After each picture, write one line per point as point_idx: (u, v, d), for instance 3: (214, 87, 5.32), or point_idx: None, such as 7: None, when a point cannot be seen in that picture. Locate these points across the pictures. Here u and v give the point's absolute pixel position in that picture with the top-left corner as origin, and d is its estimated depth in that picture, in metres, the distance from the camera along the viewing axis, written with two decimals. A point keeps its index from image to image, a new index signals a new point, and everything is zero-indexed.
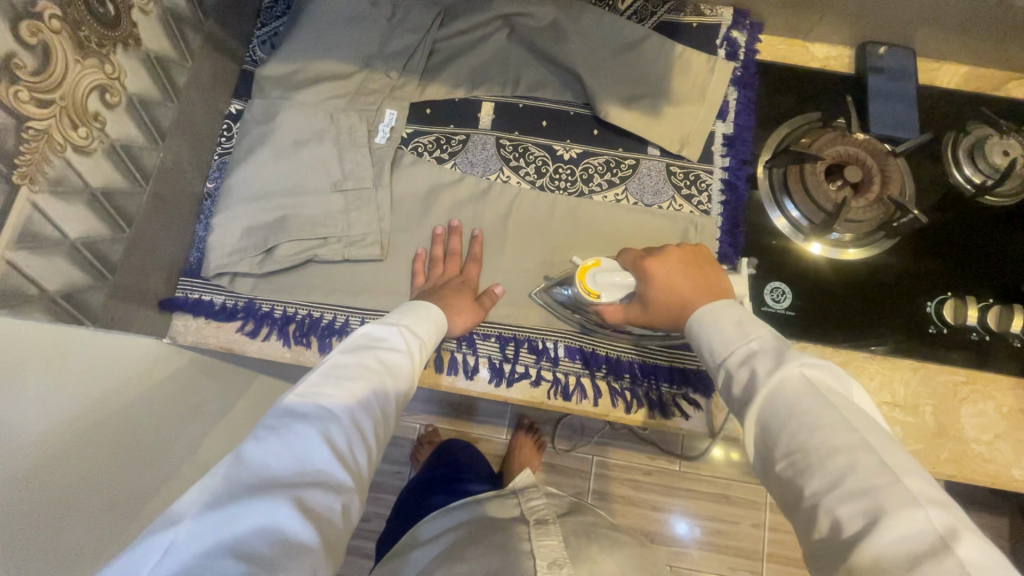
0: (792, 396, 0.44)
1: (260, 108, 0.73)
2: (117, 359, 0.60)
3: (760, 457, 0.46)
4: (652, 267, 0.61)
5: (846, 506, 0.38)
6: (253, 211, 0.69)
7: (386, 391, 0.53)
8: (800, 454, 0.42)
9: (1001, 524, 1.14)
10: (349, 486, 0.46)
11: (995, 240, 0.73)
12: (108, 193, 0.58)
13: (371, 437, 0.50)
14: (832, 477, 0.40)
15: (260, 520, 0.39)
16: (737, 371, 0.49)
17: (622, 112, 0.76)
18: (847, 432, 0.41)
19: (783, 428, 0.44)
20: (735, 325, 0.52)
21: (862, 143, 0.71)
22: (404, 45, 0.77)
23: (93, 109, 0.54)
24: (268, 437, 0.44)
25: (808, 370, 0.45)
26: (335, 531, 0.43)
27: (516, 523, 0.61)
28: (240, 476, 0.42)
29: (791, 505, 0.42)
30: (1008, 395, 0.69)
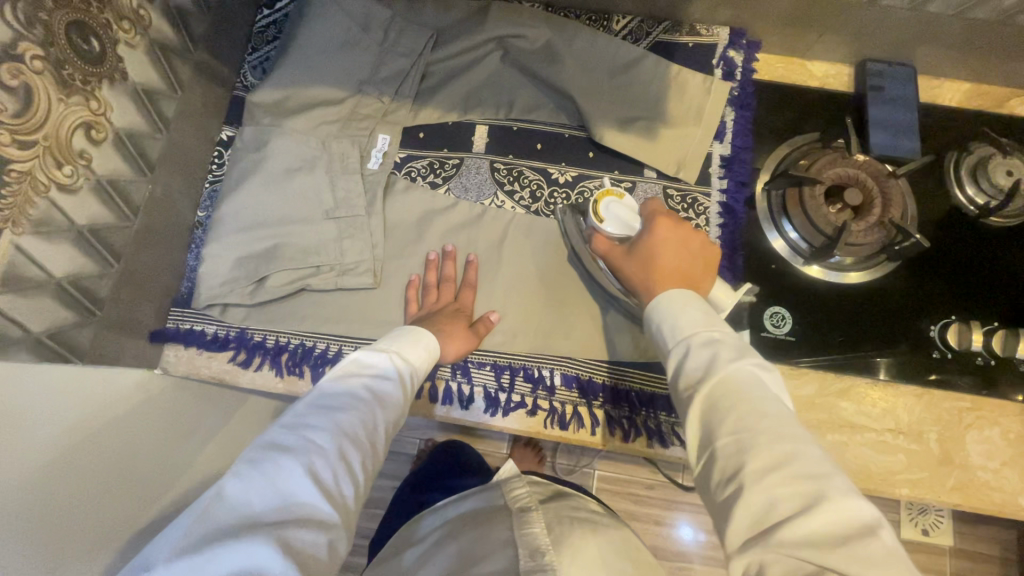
0: (744, 382, 0.43)
1: (251, 136, 0.72)
2: (106, 394, 0.59)
3: (697, 436, 0.43)
4: (660, 223, 0.60)
5: (781, 488, 0.36)
6: (242, 240, 0.68)
7: (375, 420, 0.52)
8: (747, 434, 0.39)
9: (1009, 538, 1.12)
10: (335, 522, 0.44)
11: (1000, 261, 0.71)
12: (95, 230, 0.57)
13: (360, 469, 0.48)
14: (775, 460, 0.38)
15: (239, 562, 0.38)
16: (698, 350, 0.46)
17: (617, 135, 0.75)
18: (790, 426, 0.40)
19: (731, 408, 0.41)
20: (702, 312, 0.49)
21: (863, 165, 0.69)
22: (396, 69, 0.76)
23: (77, 146, 0.53)
24: (249, 474, 0.43)
25: (761, 370, 0.44)
26: (322, 570, 0.42)
27: (501, 514, 0.60)
28: (220, 514, 0.40)
29: (720, 485, 0.39)
30: (1015, 421, 0.67)
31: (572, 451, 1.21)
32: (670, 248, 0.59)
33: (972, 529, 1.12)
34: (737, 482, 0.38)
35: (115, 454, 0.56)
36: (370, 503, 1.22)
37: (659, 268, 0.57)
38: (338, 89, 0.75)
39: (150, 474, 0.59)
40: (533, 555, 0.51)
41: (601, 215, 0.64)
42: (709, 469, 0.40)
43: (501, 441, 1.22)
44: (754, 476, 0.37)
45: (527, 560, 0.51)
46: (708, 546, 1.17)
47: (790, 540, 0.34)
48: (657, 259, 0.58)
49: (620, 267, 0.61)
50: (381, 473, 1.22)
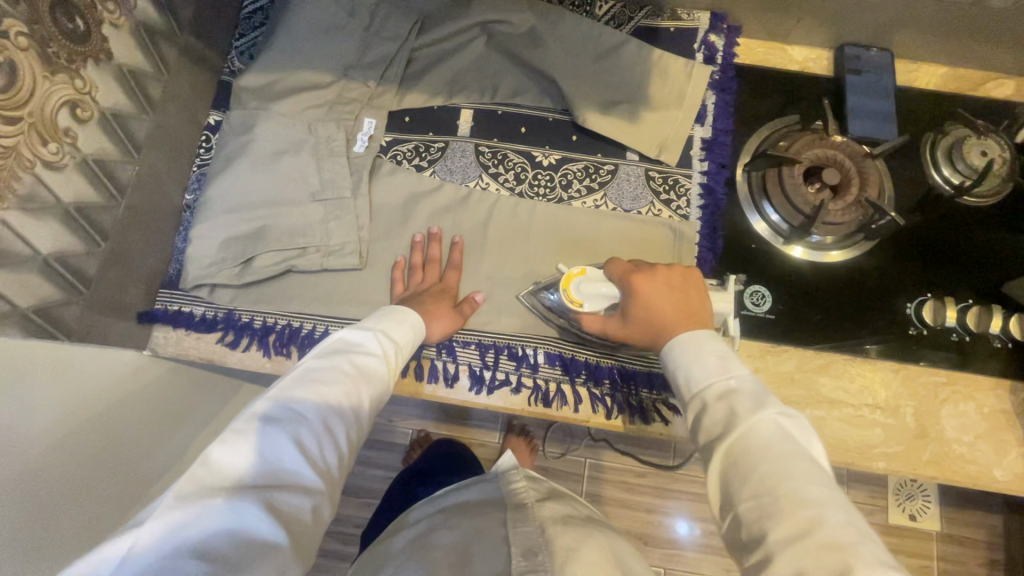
0: (766, 440, 0.43)
1: (237, 119, 0.73)
2: (88, 371, 0.60)
3: (721, 497, 0.44)
4: (639, 285, 0.60)
5: (807, 558, 0.36)
6: (230, 222, 0.69)
7: (359, 395, 0.52)
8: (769, 498, 0.40)
9: (992, 520, 1.14)
10: (319, 489, 0.45)
11: (975, 240, 0.73)
12: (82, 209, 0.58)
13: (344, 440, 0.49)
14: (799, 527, 0.38)
15: (227, 522, 0.39)
16: (714, 406, 0.48)
17: (600, 117, 0.76)
18: (822, 488, 0.40)
19: (755, 469, 0.42)
20: (716, 359, 0.51)
21: (840, 146, 0.72)
22: (382, 54, 0.77)
23: (63, 124, 0.54)
24: (236, 441, 0.44)
25: (782, 420, 0.44)
26: (305, 532, 0.43)
27: (496, 510, 0.60)
28: (206, 478, 0.41)
29: (747, 552, 0.40)
30: (989, 396, 0.68)
31: (564, 436, 1.23)
32: (663, 301, 0.59)
33: (958, 514, 1.14)
34: (764, 549, 0.38)
35: (69, 437, 0.56)
36: (361, 491, 1.22)
37: (661, 325, 0.58)
38: (324, 74, 0.76)
39: (101, 460, 0.59)
40: (526, 555, 0.50)
41: (577, 300, 0.63)
42: (738, 533, 0.41)
43: (492, 429, 1.23)
44: (779, 543, 0.38)
45: (520, 561, 0.50)
46: (698, 532, 1.19)
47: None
48: (656, 314, 0.58)
49: (616, 326, 0.63)
50: (373, 462, 1.23)
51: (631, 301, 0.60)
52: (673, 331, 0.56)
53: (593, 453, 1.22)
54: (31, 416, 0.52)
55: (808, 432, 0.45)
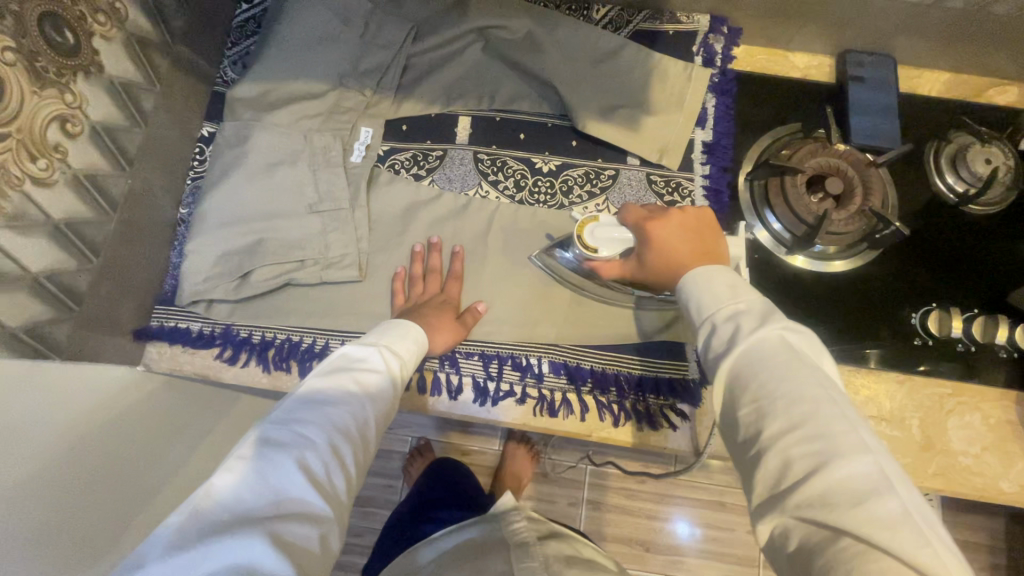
0: (765, 351, 0.43)
1: (232, 131, 0.72)
2: (78, 391, 0.59)
3: (722, 401, 0.45)
4: (651, 229, 0.60)
5: (800, 451, 0.38)
6: (226, 236, 0.68)
7: (364, 414, 0.51)
8: (767, 400, 0.41)
9: (996, 524, 1.13)
10: (327, 515, 0.44)
11: (980, 248, 0.72)
12: (73, 225, 0.57)
13: (351, 461, 0.48)
14: (795, 422, 0.39)
15: (233, 556, 0.38)
16: (720, 325, 0.47)
17: (600, 124, 0.75)
18: (818, 386, 0.40)
19: (754, 376, 0.42)
20: (726, 286, 0.49)
21: (844, 155, 0.70)
22: (379, 62, 0.76)
23: (53, 140, 0.53)
24: (239, 469, 0.43)
25: (788, 332, 0.44)
26: (315, 562, 0.42)
27: (499, 548, 0.60)
28: (212, 511, 0.40)
29: (746, 452, 0.42)
30: (995, 406, 0.68)
31: (565, 443, 1.22)
32: (684, 233, 0.59)
33: (964, 518, 1.13)
34: (759, 445, 0.40)
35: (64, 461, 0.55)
36: (361, 501, 1.21)
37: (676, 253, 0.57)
38: (319, 82, 0.75)
39: (96, 483, 0.58)
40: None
41: (592, 246, 0.62)
42: (737, 431, 0.43)
43: (493, 437, 1.22)
44: (771, 441, 0.39)
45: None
46: (701, 538, 1.18)
47: (804, 499, 0.36)
48: (674, 246, 0.58)
49: (631, 269, 0.62)
50: (373, 471, 1.22)
51: (645, 244, 0.60)
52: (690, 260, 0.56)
53: (595, 460, 1.21)
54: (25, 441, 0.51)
55: (820, 351, 0.43)
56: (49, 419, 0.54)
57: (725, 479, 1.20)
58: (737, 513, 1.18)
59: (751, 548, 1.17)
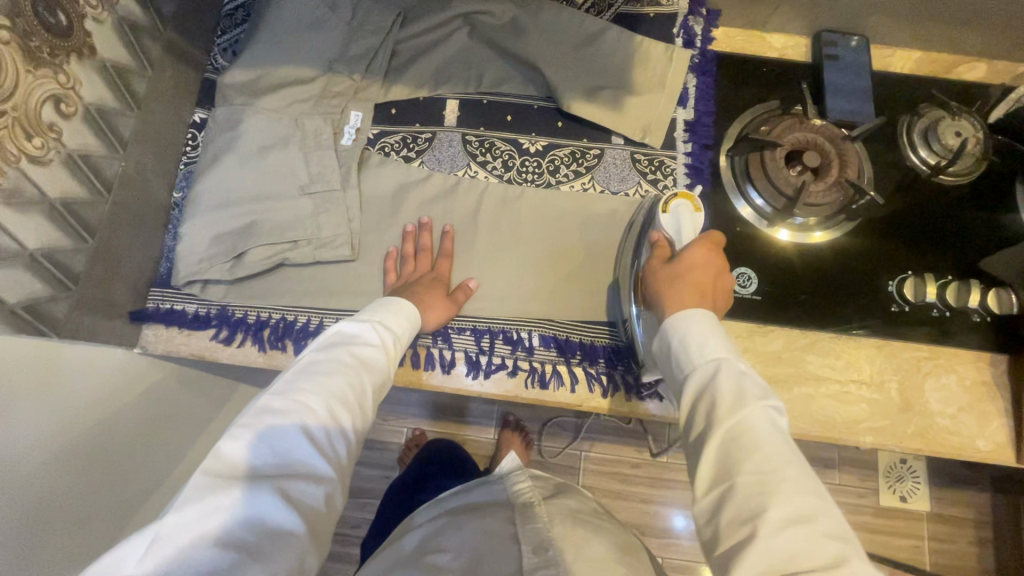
0: (765, 426, 0.45)
1: (224, 115, 0.73)
2: (85, 371, 0.61)
3: (711, 469, 0.46)
4: (704, 246, 0.61)
5: (805, 543, 0.40)
6: (222, 218, 0.69)
7: (363, 383, 0.53)
8: (773, 482, 0.43)
9: (982, 499, 1.15)
10: (332, 477, 0.46)
11: (954, 218, 0.75)
12: (69, 205, 0.58)
13: (351, 429, 0.50)
14: (799, 512, 0.41)
15: (243, 511, 0.40)
16: (721, 380, 0.49)
17: (585, 104, 0.77)
18: (813, 483, 0.43)
19: (761, 452, 0.44)
20: (727, 349, 0.51)
21: (820, 129, 0.73)
22: (366, 48, 0.77)
23: (47, 119, 0.54)
24: (244, 434, 0.44)
25: (782, 416, 0.47)
26: (320, 519, 0.44)
27: (502, 510, 0.62)
28: (220, 472, 0.42)
29: (732, 525, 0.42)
30: (970, 368, 0.70)
31: (561, 430, 1.24)
32: (708, 270, 0.59)
33: (951, 494, 1.15)
34: (753, 524, 0.41)
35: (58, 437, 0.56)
36: (358, 491, 1.21)
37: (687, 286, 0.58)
38: (309, 69, 0.76)
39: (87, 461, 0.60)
40: (537, 551, 0.53)
41: (665, 207, 0.64)
42: (724, 503, 0.44)
43: (488, 425, 1.24)
44: (773, 524, 0.41)
45: (531, 557, 0.52)
46: (696, 522, 1.20)
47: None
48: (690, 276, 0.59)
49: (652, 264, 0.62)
50: (369, 461, 1.23)
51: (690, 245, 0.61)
52: (693, 302, 0.56)
53: (589, 445, 1.23)
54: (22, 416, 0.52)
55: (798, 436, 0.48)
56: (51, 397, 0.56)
57: None
58: None
59: None
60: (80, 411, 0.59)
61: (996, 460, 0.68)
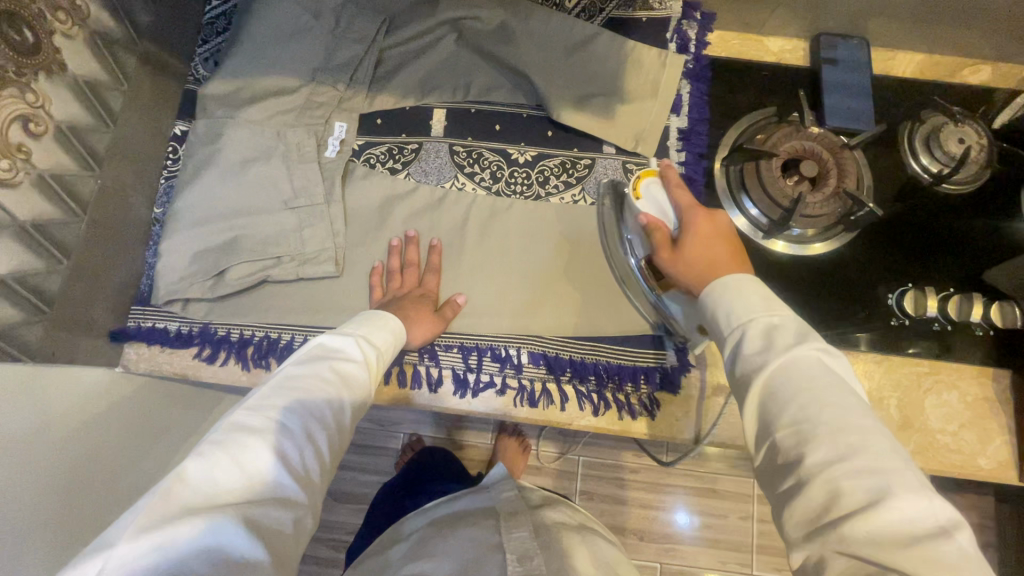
0: (803, 372, 0.42)
1: (204, 128, 0.71)
2: (62, 390, 0.59)
3: (756, 425, 0.43)
4: (697, 213, 0.59)
5: (847, 482, 0.36)
6: (201, 234, 0.67)
7: (341, 401, 0.51)
8: (809, 425, 0.39)
9: (986, 503, 1.13)
10: (302, 500, 0.44)
11: (957, 228, 0.72)
12: (41, 226, 0.56)
13: (326, 449, 0.48)
14: (843, 452, 0.37)
15: (203, 540, 0.37)
16: (751, 335, 0.46)
17: (575, 113, 0.75)
18: (859, 420, 0.39)
19: (792, 398, 0.41)
20: (761, 299, 0.48)
21: (818, 137, 0.70)
22: (351, 56, 0.75)
23: (15, 140, 0.53)
24: (212, 453, 0.41)
25: (823, 356, 0.43)
26: (289, 546, 0.42)
27: (485, 518, 0.60)
28: (182, 496, 0.39)
29: (779, 476, 0.40)
30: (972, 384, 0.68)
31: (558, 436, 1.22)
32: (721, 236, 0.58)
33: (954, 498, 1.13)
34: (799, 474, 0.38)
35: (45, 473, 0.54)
36: (353, 499, 1.20)
37: (710, 261, 0.56)
38: (292, 78, 0.74)
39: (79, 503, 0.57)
40: (522, 560, 0.52)
41: (639, 193, 0.62)
42: (772, 458, 0.41)
43: (485, 431, 1.23)
44: (814, 469, 0.38)
45: (515, 566, 0.51)
46: (698, 526, 1.18)
47: (849, 533, 0.35)
48: (707, 248, 0.57)
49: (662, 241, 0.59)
50: (365, 468, 1.22)
51: (690, 216, 0.59)
52: (721, 273, 0.54)
53: (587, 450, 1.22)
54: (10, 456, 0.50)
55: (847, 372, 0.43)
56: (35, 413, 0.55)
57: (717, 466, 1.20)
58: (730, 500, 1.19)
59: (745, 534, 1.17)
60: (65, 427, 0.58)
61: (999, 479, 0.66)
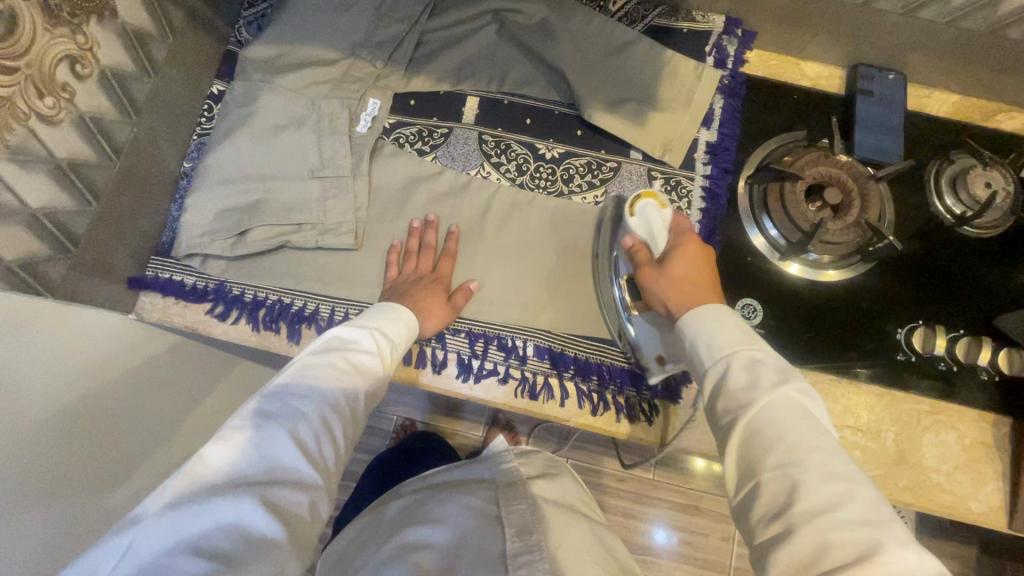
0: (785, 413, 0.43)
1: (241, 90, 0.72)
2: (90, 333, 0.61)
3: (738, 465, 0.44)
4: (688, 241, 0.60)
5: (836, 533, 0.37)
6: (227, 193, 0.68)
7: (355, 390, 0.51)
8: (796, 468, 0.41)
9: (971, 555, 1.11)
10: (318, 484, 0.44)
11: (972, 272, 0.72)
12: (76, 166, 0.57)
13: (341, 435, 0.48)
14: (829, 500, 0.39)
15: (224, 518, 0.38)
16: (733, 372, 0.47)
17: (607, 116, 0.76)
18: (841, 466, 0.41)
19: (781, 438, 0.42)
20: (740, 330, 0.50)
21: (845, 166, 0.70)
22: (391, 35, 0.76)
23: (62, 79, 0.54)
24: (231, 438, 0.42)
25: (801, 396, 0.45)
26: (305, 529, 0.42)
27: (484, 488, 0.62)
28: (203, 478, 0.40)
29: (763, 521, 0.41)
30: (971, 428, 0.68)
31: (550, 436, 1.23)
32: (699, 263, 0.59)
33: (941, 546, 1.11)
34: (787, 520, 0.39)
35: (60, 404, 0.55)
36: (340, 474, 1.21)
37: (691, 279, 0.57)
38: (333, 50, 0.75)
39: (92, 430, 0.58)
40: (521, 535, 0.52)
41: (633, 213, 0.65)
42: (753, 504, 0.42)
43: (477, 423, 1.23)
44: (806, 514, 0.38)
45: (514, 541, 0.51)
46: (676, 542, 1.18)
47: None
48: (688, 270, 0.58)
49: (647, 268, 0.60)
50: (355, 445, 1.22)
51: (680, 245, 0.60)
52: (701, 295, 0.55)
53: (576, 454, 1.22)
54: (23, 376, 0.50)
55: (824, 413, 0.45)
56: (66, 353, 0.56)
57: (704, 484, 1.20)
58: (714, 520, 1.19)
59: (724, 555, 1.17)
60: (96, 372, 0.59)
61: (989, 524, 0.65)
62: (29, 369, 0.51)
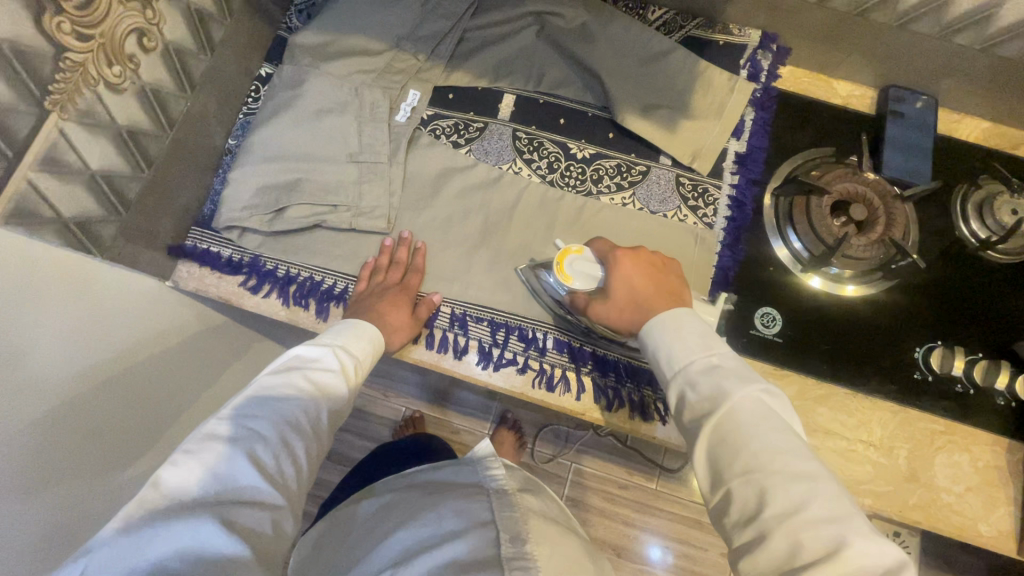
0: (750, 415, 0.45)
1: (289, 73, 0.75)
2: (136, 307, 0.64)
3: (708, 470, 0.46)
4: (621, 260, 0.61)
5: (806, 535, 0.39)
6: (270, 170, 0.71)
7: (315, 409, 0.55)
8: (759, 475, 0.43)
9: None
10: (280, 502, 0.48)
11: (994, 297, 0.73)
12: (134, 134, 0.61)
13: (302, 453, 0.52)
14: (796, 504, 0.41)
15: (183, 540, 0.41)
16: (699, 384, 0.48)
17: (639, 120, 0.78)
18: (804, 464, 0.43)
19: (744, 446, 0.44)
20: (698, 337, 0.51)
21: (871, 183, 0.71)
22: (436, 30, 0.79)
23: (129, 51, 0.58)
24: (186, 463, 0.45)
25: (764, 395, 0.47)
26: (271, 543, 0.45)
27: (478, 493, 0.61)
28: (160, 501, 0.43)
29: (737, 526, 0.43)
30: (985, 450, 0.68)
31: (555, 438, 1.23)
32: (642, 281, 0.59)
33: None
34: (757, 527, 0.41)
35: (92, 363, 0.56)
36: (345, 461, 1.22)
37: (641, 297, 0.58)
38: (378, 41, 0.78)
39: (116, 390, 0.60)
40: (514, 541, 0.53)
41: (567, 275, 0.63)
42: (728, 508, 0.44)
43: (485, 421, 1.24)
44: (772, 521, 0.41)
45: (508, 546, 0.52)
46: (675, 554, 1.18)
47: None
48: (632, 290, 0.59)
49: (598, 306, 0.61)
50: (362, 432, 1.24)
51: (612, 272, 0.60)
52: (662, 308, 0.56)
53: (580, 458, 1.22)
54: (67, 327, 0.53)
55: (786, 406, 0.48)
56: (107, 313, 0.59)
57: None
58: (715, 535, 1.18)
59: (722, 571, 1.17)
60: (132, 334, 0.62)
61: (999, 549, 0.65)
62: (75, 319, 0.54)
